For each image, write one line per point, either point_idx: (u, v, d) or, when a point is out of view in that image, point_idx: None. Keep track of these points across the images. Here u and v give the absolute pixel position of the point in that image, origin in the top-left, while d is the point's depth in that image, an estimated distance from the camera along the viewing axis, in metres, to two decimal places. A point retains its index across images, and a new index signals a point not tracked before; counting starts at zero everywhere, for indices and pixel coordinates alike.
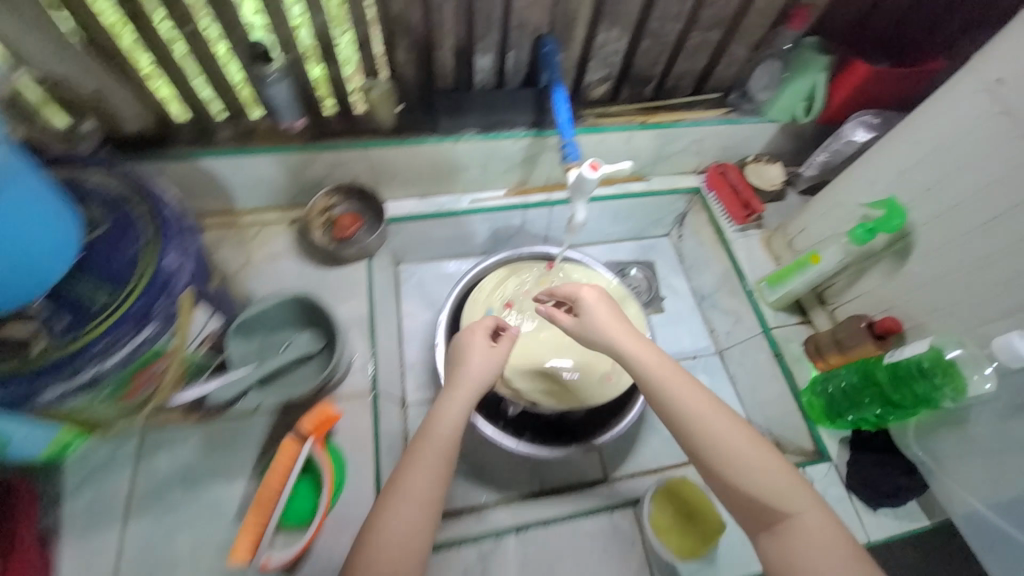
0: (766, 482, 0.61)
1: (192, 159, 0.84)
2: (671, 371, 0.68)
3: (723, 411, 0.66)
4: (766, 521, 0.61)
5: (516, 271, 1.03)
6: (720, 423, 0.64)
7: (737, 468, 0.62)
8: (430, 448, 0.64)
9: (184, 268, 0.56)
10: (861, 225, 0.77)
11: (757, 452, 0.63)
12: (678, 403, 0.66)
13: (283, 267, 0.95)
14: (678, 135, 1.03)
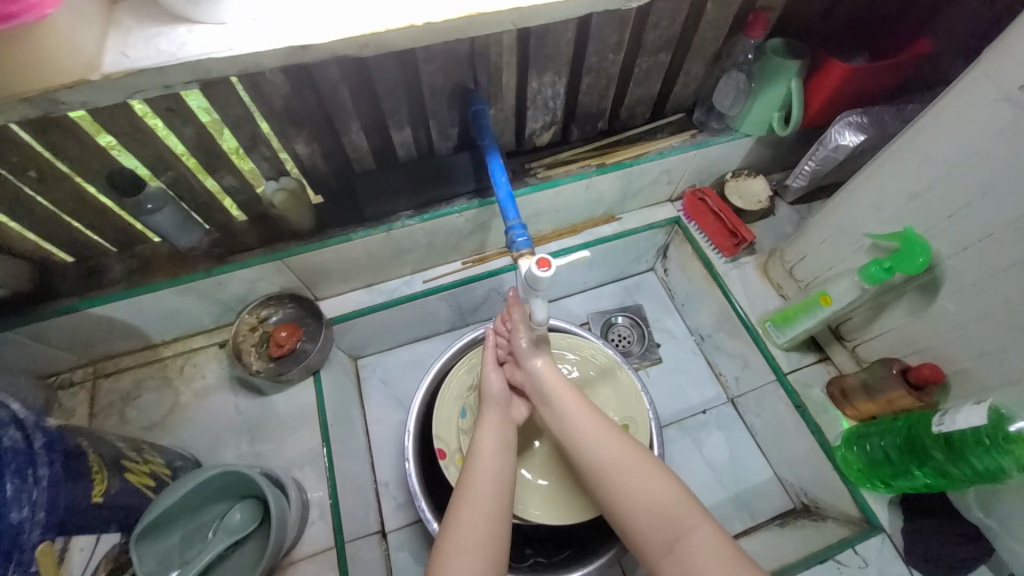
0: (658, 496, 0.57)
1: (80, 309, 0.71)
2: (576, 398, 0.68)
3: (618, 434, 0.64)
4: (664, 545, 0.54)
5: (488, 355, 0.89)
6: (612, 443, 0.63)
7: (627, 483, 0.59)
8: (485, 487, 0.62)
9: (34, 513, 0.45)
10: (875, 263, 0.65)
11: (648, 472, 0.59)
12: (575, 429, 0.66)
13: (219, 401, 0.82)
14: (642, 171, 0.90)
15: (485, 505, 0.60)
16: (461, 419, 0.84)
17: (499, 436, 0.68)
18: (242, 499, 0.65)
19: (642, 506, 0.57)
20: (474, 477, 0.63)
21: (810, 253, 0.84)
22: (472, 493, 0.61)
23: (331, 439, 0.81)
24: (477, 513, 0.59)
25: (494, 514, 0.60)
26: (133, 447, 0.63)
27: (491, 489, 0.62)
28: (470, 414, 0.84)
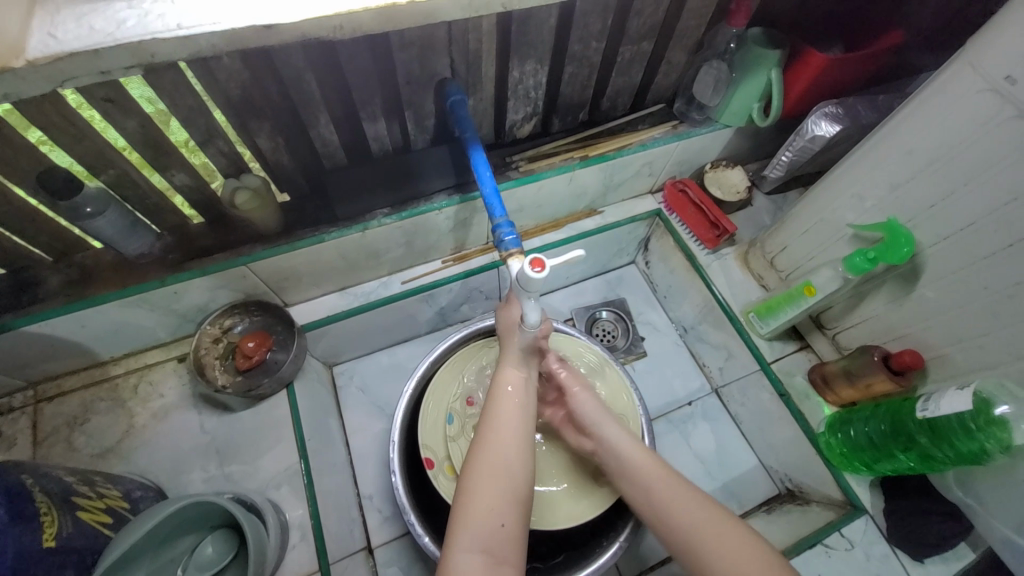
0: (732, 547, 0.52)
1: (10, 330, 0.63)
2: (632, 446, 0.65)
3: (686, 483, 0.60)
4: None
5: (471, 357, 0.85)
6: (676, 492, 0.59)
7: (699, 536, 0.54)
8: (509, 436, 0.60)
9: None
10: (860, 254, 0.67)
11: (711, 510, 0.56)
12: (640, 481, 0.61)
13: (182, 421, 0.75)
14: (625, 164, 0.88)
15: (511, 456, 0.58)
16: (448, 426, 0.80)
17: (521, 389, 0.65)
18: (214, 531, 0.60)
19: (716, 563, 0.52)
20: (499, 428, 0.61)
21: (791, 244, 0.84)
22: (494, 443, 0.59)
23: (309, 454, 0.75)
24: (499, 458, 0.58)
25: (520, 462, 0.59)
26: (85, 481, 0.56)
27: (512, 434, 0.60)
28: (457, 421, 0.80)
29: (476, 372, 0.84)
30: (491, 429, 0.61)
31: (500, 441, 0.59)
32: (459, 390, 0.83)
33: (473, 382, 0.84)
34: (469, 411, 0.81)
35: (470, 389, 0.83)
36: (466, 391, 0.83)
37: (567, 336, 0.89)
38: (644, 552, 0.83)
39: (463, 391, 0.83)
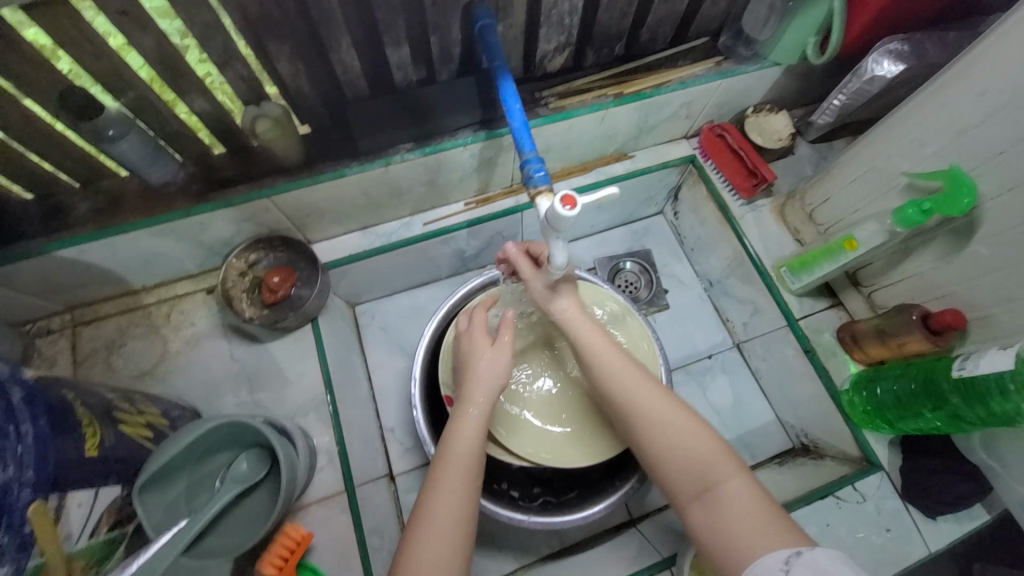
0: (691, 449, 0.56)
1: (45, 254, 0.64)
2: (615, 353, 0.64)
3: (663, 393, 0.61)
4: (694, 491, 0.54)
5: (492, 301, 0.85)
6: (645, 393, 0.60)
7: (662, 438, 0.57)
8: (464, 477, 0.56)
9: (22, 472, 0.41)
10: (913, 204, 0.61)
11: (684, 419, 0.58)
12: (611, 381, 0.62)
13: (212, 349, 0.78)
14: (662, 103, 0.82)
15: (460, 510, 0.54)
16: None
17: (483, 424, 0.60)
18: (245, 450, 0.63)
19: (676, 464, 0.56)
20: (456, 468, 0.56)
21: (834, 195, 0.79)
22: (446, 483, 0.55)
23: (333, 388, 0.78)
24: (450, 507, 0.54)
25: (469, 509, 0.55)
26: (124, 398, 0.59)
27: (466, 478, 0.56)
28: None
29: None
30: (443, 470, 0.56)
31: (451, 484, 0.55)
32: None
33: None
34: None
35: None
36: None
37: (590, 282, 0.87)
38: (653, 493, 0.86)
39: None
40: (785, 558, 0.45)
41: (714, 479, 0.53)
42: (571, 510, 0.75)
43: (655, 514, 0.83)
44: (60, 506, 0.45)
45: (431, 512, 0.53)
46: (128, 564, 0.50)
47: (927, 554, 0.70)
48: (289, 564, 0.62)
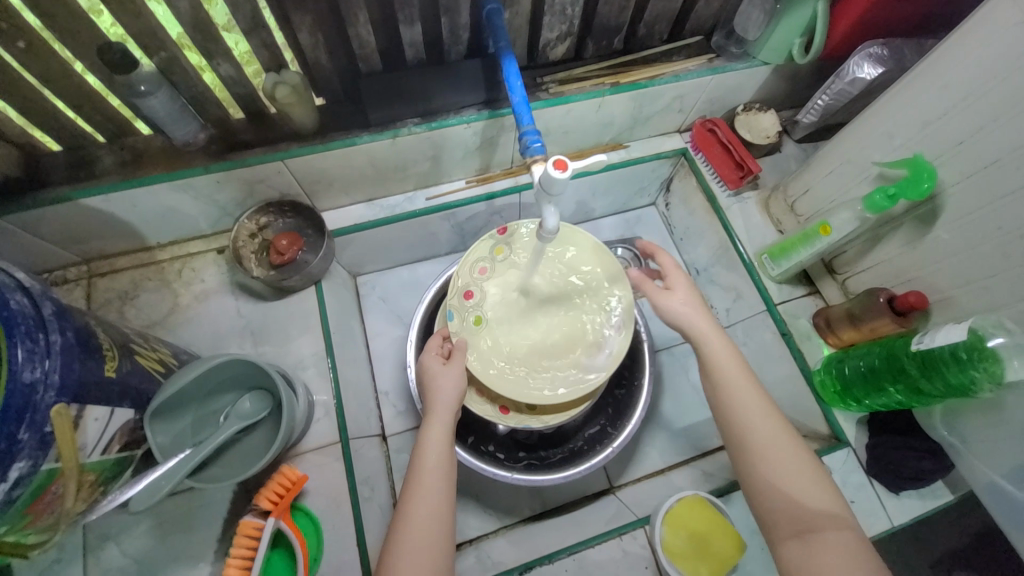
0: (799, 491, 0.55)
1: (71, 201, 0.69)
2: (744, 378, 0.62)
3: (787, 429, 0.59)
4: (795, 528, 0.53)
5: (465, 256, 0.80)
6: (766, 423, 0.59)
7: (774, 469, 0.56)
8: (435, 484, 0.59)
9: (48, 375, 0.45)
10: (880, 191, 0.67)
11: (803, 459, 0.57)
12: (733, 401, 0.61)
13: (220, 305, 0.82)
14: (656, 95, 0.87)
15: (431, 517, 0.56)
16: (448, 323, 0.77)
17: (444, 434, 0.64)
18: (250, 391, 0.67)
19: (784, 500, 0.55)
20: (423, 477, 0.59)
21: (814, 186, 0.85)
22: (420, 491, 0.58)
23: (332, 348, 0.82)
24: (423, 514, 0.56)
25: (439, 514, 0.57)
26: (139, 336, 0.64)
27: (434, 484, 0.59)
28: (457, 317, 0.77)
29: (472, 267, 0.80)
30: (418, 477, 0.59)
31: (423, 491, 0.58)
32: (454, 287, 0.79)
33: (469, 278, 0.79)
34: (468, 304, 0.78)
35: (466, 284, 0.79)
36: (463, 286, 0.78)
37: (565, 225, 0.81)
38: (633, 464, 0.90)
39: (458, 287, 0.79)
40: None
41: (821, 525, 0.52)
42: (553, 471, 0.79)
43: (634, 484, 0.88)
44: (79, 415, 0.48)
45: (407, 523, 0.56)
46: (135, 482, 0.54)
47: (891, 527, 0.74)
48: (283, 501, 0.65)
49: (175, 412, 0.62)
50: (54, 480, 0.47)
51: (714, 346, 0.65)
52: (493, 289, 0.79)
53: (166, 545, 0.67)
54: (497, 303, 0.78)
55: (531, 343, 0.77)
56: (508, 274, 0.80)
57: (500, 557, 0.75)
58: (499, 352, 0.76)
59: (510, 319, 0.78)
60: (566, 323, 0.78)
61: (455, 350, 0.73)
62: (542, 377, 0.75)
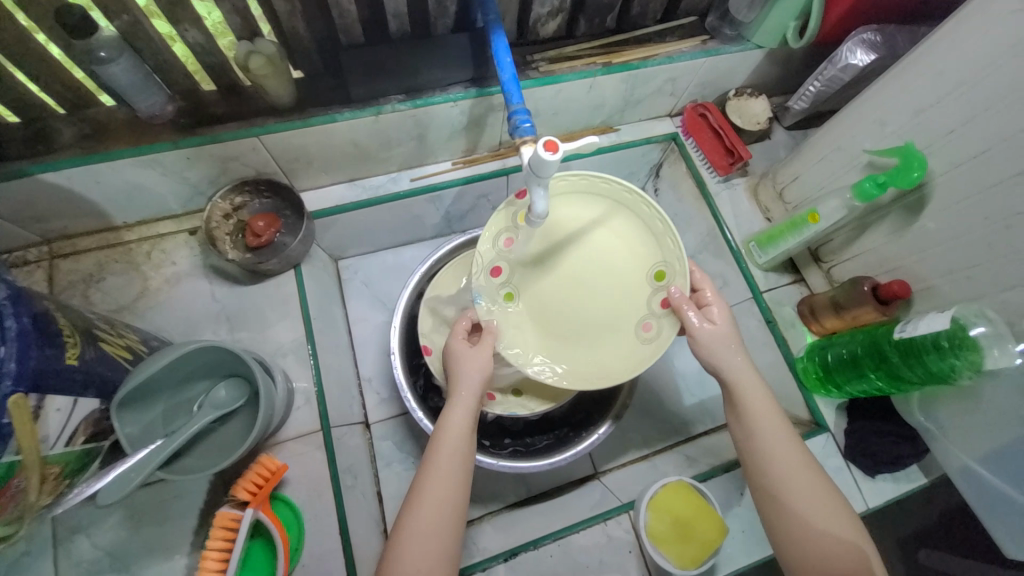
0: (828, 530, 0.54)
1: (27, 176, 0.64)
2: (773, 418, 0.59)
3: (815, 468, 0.58)
4: (820, 573, 0.53)
5: (486, 226, 0.62)
6: (794, 464, 0.57)
7: (802, 515, 0.55)
8: (453, 474, 0.58)
9: (3, 364, 0.41)
10: (870, 178, 0.68)
11: (830, 501, 0.56)
12: (761, 441, 0.58)
13: (193, 288, 0.79)
14: (649, 77, 0.85)
15: (445, 504, 0.56)
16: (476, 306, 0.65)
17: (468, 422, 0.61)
18: (226, 378, 0.65)
19: (808, 545, 0.54)
20: (443, 467, 0.57)
21: (803, 174, 0.84)
22: (435, 477, 0.57)
23: (313, 334, 0.79)
24: (435, 499, 0.56)
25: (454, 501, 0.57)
26: (104, 321, 0.60)
27: (451, 479, 0.57)
28: (486, 299, 0.65)
29: (495, 239, 0.63)
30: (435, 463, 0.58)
31: (439, 477, 0.57)
32: (476, 264, 0.64)
33: (491, 252, 0.63)
34: (496, 283, 0.65)
35: (491, 260, 0.63)
36: (486, 262, 0.64)
37: (608, 176, 0.59)
38: (618, 450, 0.91)
39: (482, 263, 0.64)
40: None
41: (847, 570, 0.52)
42: (539, 458, 0.79)
43: (618, 469, 0.88)
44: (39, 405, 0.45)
45: (415, 525, 0.54)
46: (104, 474, 0.52)
47: (866, 509, 0.76)
48: (263, 491, 0.63)
49: (145, 402, 0.59)
50: (16, 472, 0.44)
51: (746, 383, 0.61)
52: (525, 262, 0.65)
53: (139, 537, 0.65)
54: (530, 276, 0.65)
55: (570, 324, 0.64)
56: (539, 243, 0.64)
57: (486, 543, 0.75)
58: (532, 338, 0.66)
59: (545, 296, 0.65)
60: (609, 299, 0.63)
61: (483, 338, 0.64)
62: (584, 364, 0.63)
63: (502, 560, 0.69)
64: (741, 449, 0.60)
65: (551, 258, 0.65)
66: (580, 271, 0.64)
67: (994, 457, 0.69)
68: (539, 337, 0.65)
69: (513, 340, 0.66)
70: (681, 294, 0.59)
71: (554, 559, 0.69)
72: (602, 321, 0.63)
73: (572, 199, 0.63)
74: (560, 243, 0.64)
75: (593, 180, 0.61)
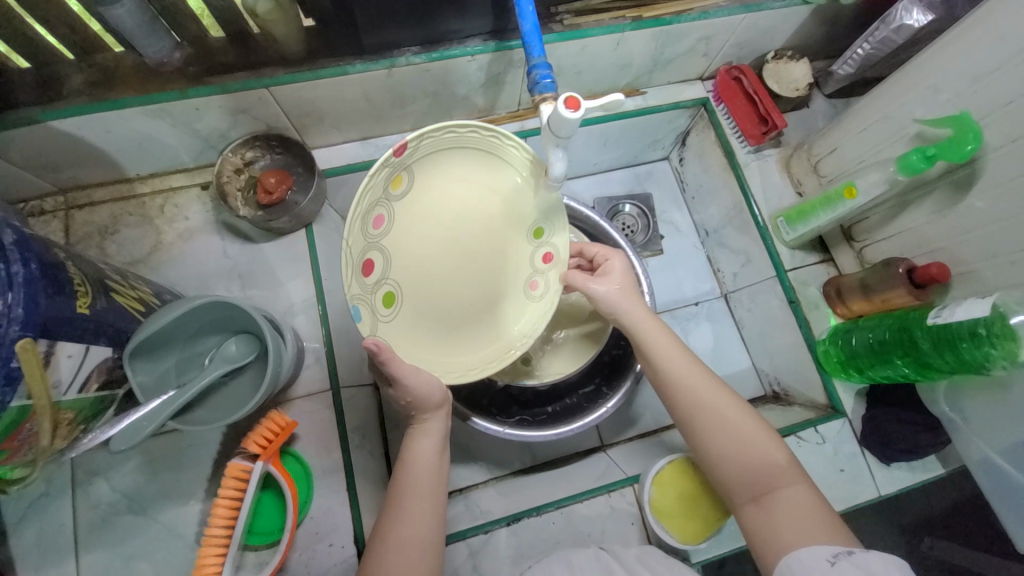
0: (757, 452, 0.57)
1: (37, 124, 0.63)
2: (679, 354, 0.63)
3: (726, 392, 0.61)
4: (750, 493, 0.56)
5: (353, 206, 0.51)
6: (706, 394, 0.60)
7: (724, 442, 0.58)
8: (422, 506, 0.58)
9: (11, 309, 0.42)
10: (918, 151, 0.63)
11: (748, 422, 0.59)
12: (669, 376, 0.62)
13: (205, 244, 0.78)
14: (682, 34, 0.79)
15: (418, 542, 0.56)
16: (355, 323, 0.54)
17: (437, 440, 0.63)
18: (236, 334, 0.65)
19: (739, 472, 0.57)
20: (416, 490, 0.59)
21: (841, 145, 0.79)
22: (406, 513, 0.57)
23: (324, 294, 0.79)
24: (408, 538, 0.56)
25: (431, 530, 0.57)
26: (117, 272, 0.60)
27: (427, 494, 0.59)
28: (365, 310, 0.55)
29: (362, 226, 0.53)
30: (405, 497, 0.58)
31: (412, 509, 0.57)
32: (346, 261, 0.53)
33: (363, 241, 0.54)
34: (371, 283, 0.55)
35: (362, 254, 0.54)
36: (357, 258, 0.54)
37: (484, 127, 0.52)
38: (625, 423, 0.91)
39: (353, 258, 0.53)
40: (834, 552, 0.47)
41: (769, 483, 0.55)
42: (543, 428, 0.79)
43: (625, 442, 0.88)
44: (49, 352, 0.45)
45: (395, 547, 0.55)
46: (117, 421, 0.53)
47: (877, 495, 0.74)
48: (272, 445, 0.65)
49: (158, 353, 0.60)
50: (28, 416, 0.45)
51: (652, 331, 0.64)
52: (400, 247, 0.57)
53: (155, 483, 0.67)
54: (409, 266, 0.57)
55: (454, 305, 0.58)
56: (413, 221, 0.57)
57: (488, 507, 0.76)
58: (423, 340, 0.58)
59: (425, 286, 0.57)
60: (494, 269, 0.59)
61: (388, 362, 0.52)
62: (471, 349, 0.59)
63: (504, 525, 0.70)
64: (663, 395, 0.63)
65: (423, 236, 0.57)
66: (456, 246, 0.58)
67: (1019, 449, 0.66)
68: (425, 332, 0.58)
69: (409, 347, 0.58)
70: (561, 247, 0.59)
71: (556, 526, 0.70)
72: (484, 296, 0.59)
73: (440, 163, 0.56)
74: (431, 216, 0.57)
75: (460, 132, 0.53)
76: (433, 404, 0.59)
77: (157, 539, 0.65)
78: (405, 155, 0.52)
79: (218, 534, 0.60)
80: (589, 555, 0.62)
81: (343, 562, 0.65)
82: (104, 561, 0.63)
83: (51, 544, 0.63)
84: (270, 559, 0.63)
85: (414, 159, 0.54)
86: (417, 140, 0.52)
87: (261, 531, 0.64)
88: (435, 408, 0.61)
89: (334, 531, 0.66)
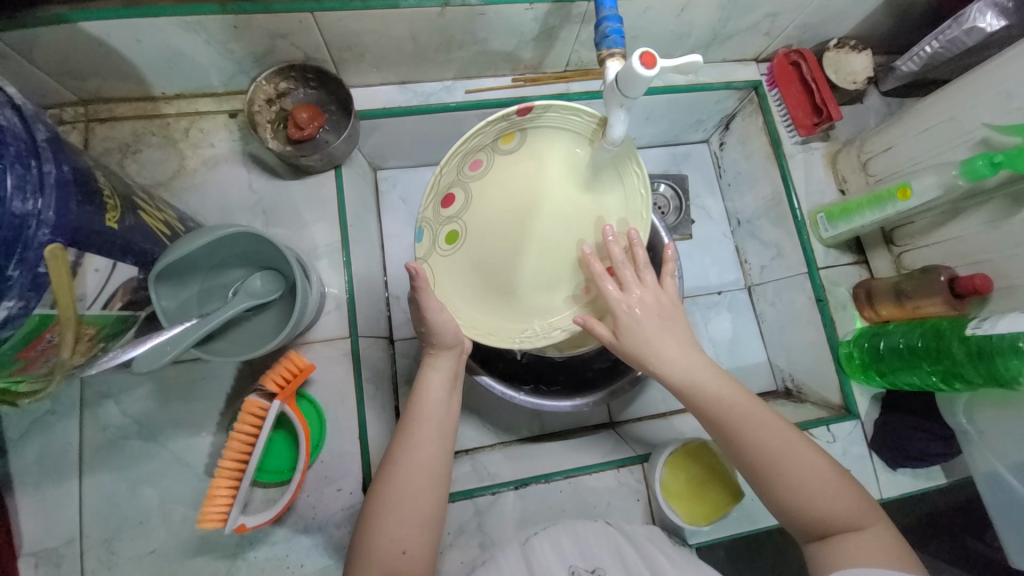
0: (825, 499, 0.53)
1: (65, 24, 0.59)
2: (728, 387, 0.58)
3: (784, 426, 0.57)
4: (815, 531, 0.53)
5: (458, 139, 0.54)
6: (767, 435, 0.56)
7: (786, 486, 0.54)
8: (430, 438, 0.59)
9: (42, 211, 0.39)
10: (984, 157, 0.61)
11: (813, 465, 0.54)
12: (727, 416, 0.57)
13: (230, 174, 0.75)
14: (750, 7, 0.75)
15: (425, 468, 0.57)
16: (415, 243, 0.60)
17: (447, 377, 0.63)
18: (261, 270, 0.63)
19: (820, 513, 0.53)
20: (423, 419, 0.60)
21: (898, 145, 0.76)
22: (415, 440, 0.58)
23: (348, 241, 0.77)
24: (416, 467, 0.57)
25: (435, 462, 0.58)
26: (143, 192, 0.58)
27: (435, 424, 0.60)
28: (427, 235, 0.59)
29: (460, 161, 0.57)
30: (415, 426, 0.59)
31: (418, 439, 0.58)
32: (432, 188, 0.57)
33: (453, 175, 0.57)
34: (444, 216, 0.58)
35: (447, 186, 0.57)
36: (440, 189, 0.57)
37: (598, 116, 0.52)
38: (635, 403, 0.90)
39: (439, 187, 0.57)
40: None
41: (837, 525, 0.52)
42: (558, 399, 0.79)
43: (634, 421, 0.88)
44: (77, 263, 0.43)
45: (397, 477, 0.56)
46: (137, 344, 0.51)
47: (879, 498, 0.75)
48: (289, 386, 0.64)
49: (182, 279, 0.58)
50: (49, 327, 0.43)
51: (699, 363, 0.59)
52: (483, 196, 0.56)
53: (166, 411, 0.66)
54: (477, 217, 0.56)
55: (501, 282, 0.57)
56: (505, 177, 0.56)
57: (495, 470, 0.77)
58: (464, 290, 0.59)
59: (488, 243, 0.56)
60: (558, 256, 0.56)
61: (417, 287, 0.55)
62: (507, 319, 0.58)
63: (512, 488, 0.70)
64: (716, 432, 0.57)
65: (508, 198, 0.56)
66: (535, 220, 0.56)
67: None
68: (469, 286, 0.58)
69: (444, 292, 0.59)
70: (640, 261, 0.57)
71: (562, 495, 0.70)
72: (540, 288, 0.57)
73: (554, 140, 0.56)
74: (530, 183, 0.56)
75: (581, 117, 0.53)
76: (444, 341, 0.61)
77: (165, 466, 0.64)
78: (528, 115, 0.54)
79: (231, 466, 0.60)
80: (596, 529, 0.63)
81: (349, 507, 0.65)
82: (112, 482, 0.63)
83: (59, 460, 0.62)
84: (278, 498, 0.63)
85: (534, 124, 0.55)
86: (544, 108, 0.53)
87: (271, 469, 0.64)
88: (444, 347, 0.62)
89: (343, 477, 0.66)
